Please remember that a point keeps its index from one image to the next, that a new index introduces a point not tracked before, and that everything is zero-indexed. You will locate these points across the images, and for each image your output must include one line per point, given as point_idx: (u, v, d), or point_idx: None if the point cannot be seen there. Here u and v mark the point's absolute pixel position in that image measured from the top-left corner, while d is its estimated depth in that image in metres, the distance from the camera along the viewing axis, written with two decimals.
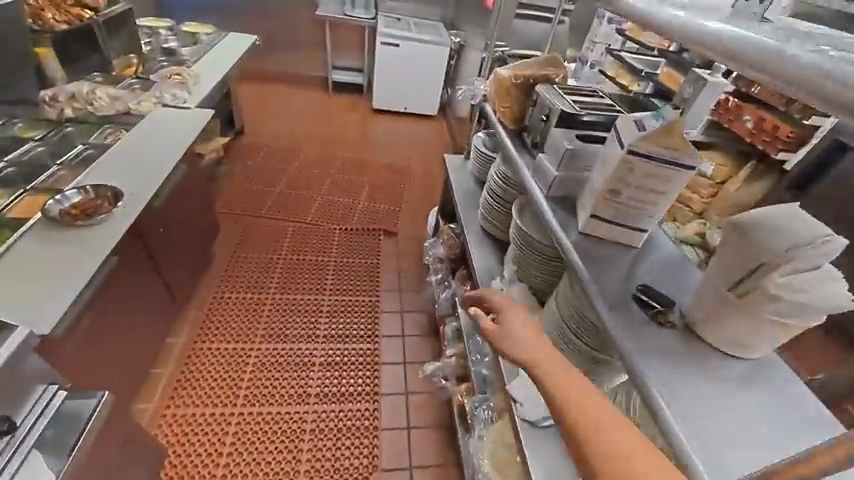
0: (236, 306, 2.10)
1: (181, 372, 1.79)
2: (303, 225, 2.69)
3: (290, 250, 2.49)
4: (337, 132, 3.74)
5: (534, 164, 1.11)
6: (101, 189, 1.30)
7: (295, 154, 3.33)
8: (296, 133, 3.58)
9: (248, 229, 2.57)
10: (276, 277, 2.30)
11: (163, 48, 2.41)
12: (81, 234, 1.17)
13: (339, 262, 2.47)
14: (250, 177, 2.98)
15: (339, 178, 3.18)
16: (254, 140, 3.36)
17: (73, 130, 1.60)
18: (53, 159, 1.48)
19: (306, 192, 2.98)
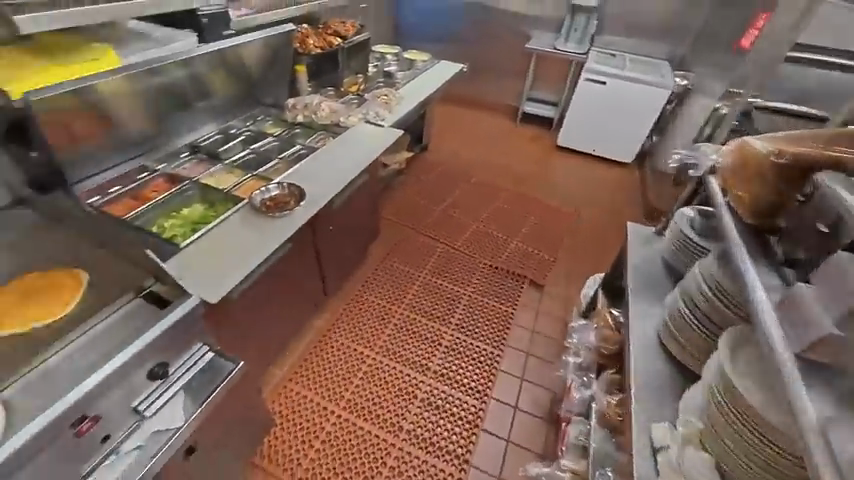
0: (369, 310, 2.23)
1: (311, 354, 1.98)
2: (451, 250, 2.68)
3: (431, 270, 2.51)
4: (512, 163, 3.65)
5: (784, 294, 0.72)
6: (292, 187, 1.52)
7: (465, 177, 3.38)
8: (472, 158, 3.65)
9: (402, 240, 2.72)
10: (411, 293, 2.35)
11: (384, 71, 2.78)
12: (266, 223, 1.38)
13: (473, 299, 2.35)
14: (419, 191, 3.17)
15: (500, 210, 3.07)
16: (434, 158, 3.57)
17: (298, 133, 1.96)
18: (277, 154, 1.83)
19: (464, 217, 2.98)
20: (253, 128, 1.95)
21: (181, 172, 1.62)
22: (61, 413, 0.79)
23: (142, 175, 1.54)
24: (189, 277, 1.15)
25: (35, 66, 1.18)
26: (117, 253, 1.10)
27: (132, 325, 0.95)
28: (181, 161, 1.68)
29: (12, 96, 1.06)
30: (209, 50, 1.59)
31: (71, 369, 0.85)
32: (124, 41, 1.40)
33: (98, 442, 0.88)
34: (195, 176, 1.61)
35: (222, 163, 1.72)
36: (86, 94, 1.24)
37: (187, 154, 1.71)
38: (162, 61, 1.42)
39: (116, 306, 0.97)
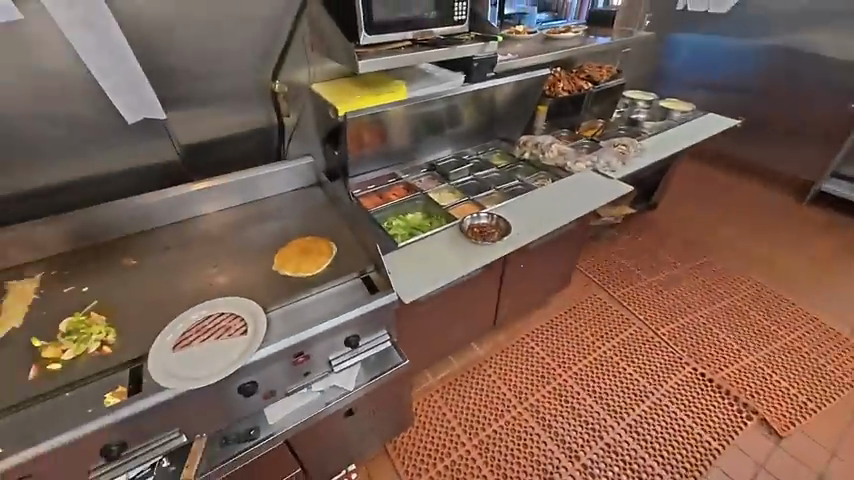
0: (532, 359, 2.09)
1: (463, 375, 2.02)
2: (651, 333, 2.22)
3: (617, 347, 2.15)
4: (776, 253, 2.73)
5: None
6: (500, 219, 1.59)
7: (696, 253, 2.74)
8: (713, 232, 2.93)
9: (592, 298, 2.42)
10: (584, 362, 2.07)
11: (630, 119, 2.55)
12: (468, 246, 1.49)
13: (662, 406, 1.88)
14: (629, 252, 2.76)
15: (737, 310, 2.35)
16: (659, 219, 3.05)
17: (520, 168, 2.03)
18: (495, 184, 1.95)
19: (681, 300, 2.41)
20: (482, 157, 2.14)
21: (416, 183, 1.94)
22: (290, 344, 1.07)
23: (390, 180, 1.93)
24: (397, 273, 1.36)
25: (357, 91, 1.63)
26: (357, 237, 1.40)
27: (348, 298, 1.19)
28: (420, 174, 2.02)
29: (337, 112, 1.51)
30: (471, 88, 1.82)
31: (305, 315, 1.13)
32: (414, 77, 1.77)
33: (300, 373, 1.17)
34: (425, 190, 1.89)
35: (448, 182, 1.96)
36: (379, 115, 1.63)
37: (426, 170, 2.04)
38: (434, 94, 1.71)
39: (344, 279, 1.24)
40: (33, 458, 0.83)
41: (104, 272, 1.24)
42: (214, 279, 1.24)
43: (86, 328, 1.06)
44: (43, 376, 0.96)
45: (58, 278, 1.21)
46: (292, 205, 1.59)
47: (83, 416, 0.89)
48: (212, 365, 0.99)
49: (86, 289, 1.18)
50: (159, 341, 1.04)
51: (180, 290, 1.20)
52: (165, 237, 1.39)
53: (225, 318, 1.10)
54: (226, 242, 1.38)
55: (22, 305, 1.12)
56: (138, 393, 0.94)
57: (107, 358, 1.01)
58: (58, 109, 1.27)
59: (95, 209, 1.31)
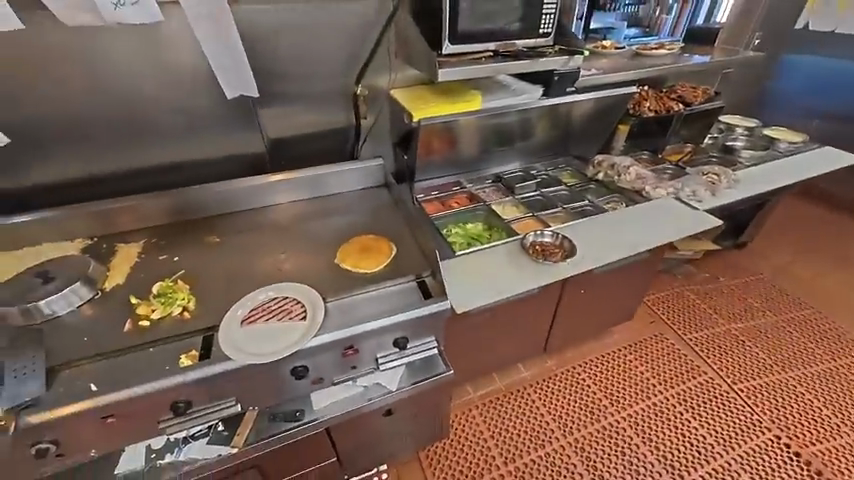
0: (582, 390, 1.96)
1: (505, 395, 1.95)
2: (726, 387, 1.96)
3: (683, 395, 1.93)
4: None
5: None
6: (565, 240, 1.52)
7: (792, 305, 2.39)
8: (816, 283, 2.54)
9: (659, 337, 2.21)
10: (642, 406, 1.89)
11: (724, 145, 2.31)
12: (528, 263, 1.44)
13: (732, 473, 1.66)
14: (708, 291, 2.49)
15: (841, 378, 2.00)
16: (748, 260, 2.71)
17: (591, 189, 1.93)
18: (562, 203, 1.87)
19: (768, 355, 2.11)
20: (551, 173, 2.07)
21: (480, 194, 1.93)
22: (342, 337, 1.11)
23: (454, 188, 1.94)
24: (453, 282, 1.36)
25: (433, 98, 1.66)
26: (417, 241, 1.42)
27: (402, 300, 1.20)
28: (484, 184, 2.00)
29: (412, 117, 1.56)
30: (548, 101, 1.77)
31: (359, 310, 1.17)
32: (490, 88, 1.76)
33: (348, 366, 1.20)
34: (488, 201, 1.87)
35: (513, 196, 1.92)
36: (452, 124, 1.65)
37: (491, 181, 2.01)
38: (509, 105, 1.69)
39: (400, 280, 1.26)
40: (124, 399, 0.96)
41: (193, 245, 1.39)
42: (283, 264, 1.33)
43: (172, 293, 1.19)
44: (135, 330, 1.10)
45: (157, 246, 1.38)
46: (358, 203, 1.66)
47: (161, 371, 1.00)
48: (272, 344, 1.06)
49: (177, 259, 1.33)
50: (230, 315, 1.13)
51: (253, 270, 1.30)
52: (246, 220, 1.52)
53: (288, 302, 1.17)
54: (296, 231, 1.48)
55: (126, 266, 1.30)
56: (208, 358, 1.03)
57: (186, 323, 1.12)
58: (175, 99, 1.45)
59: (193, 189, 1.48)
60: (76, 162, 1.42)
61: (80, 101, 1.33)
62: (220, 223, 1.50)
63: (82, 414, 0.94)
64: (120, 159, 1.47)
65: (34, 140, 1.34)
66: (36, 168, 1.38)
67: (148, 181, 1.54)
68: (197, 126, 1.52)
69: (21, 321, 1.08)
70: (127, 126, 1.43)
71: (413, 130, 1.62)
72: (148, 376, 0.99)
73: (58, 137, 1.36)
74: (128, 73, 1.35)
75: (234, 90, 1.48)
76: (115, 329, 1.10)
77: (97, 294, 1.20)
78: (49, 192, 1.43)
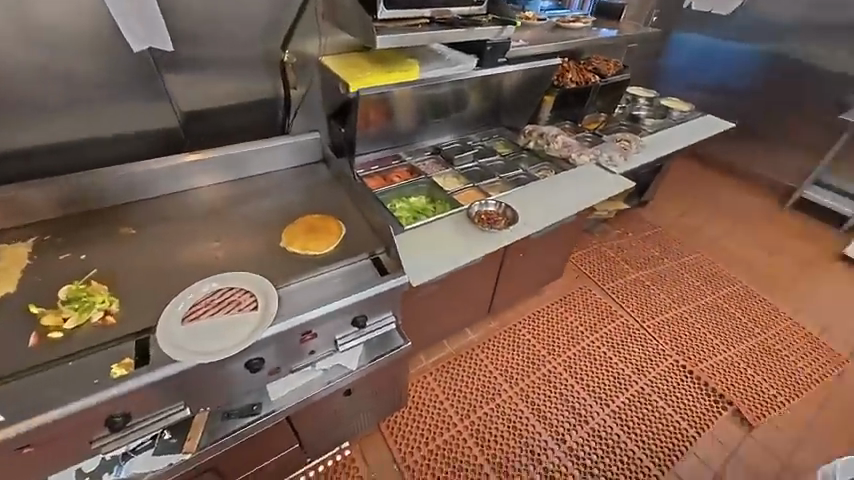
0: (523, 345, 2.14)
1: (456, 359, 2.06)
2: (637, 325, 2.30)
3: (605, 337, 2.22)
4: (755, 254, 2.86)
5: None
6: (507, 208, 1.59)
7: (684, 252, 2.83)
8: (700, 232, 3.02)
9: (583, 289, 2.48)
10: (574, 351, 2.14)
11: (631, 115, 2.57)
12: (475, 232, 1.49)
13: (645, 395, 1.97)
14: (620, 245, 2.84)
15: (718, 307, 2.46)
16: (649, 217, 3.12)
17: (524, 158, 2.04)
18: (499, 172, 1.95)
19: (667, 295, 2.50)
20: (486, 144, 2.14)
21: (420, 167, 1.92)
22: (296, 325, 1.05)
23: (394, 162, 1.90)
24: (406, 256, 1.36)
25: (368, 66, 1.58)
26: (365, 218, 1.39)
27: (357, 279, 1.18)
28: (423, 156, 2.00)
29: (348, 86, 1.48)
30: (483, 72, 1.80)
31: (313, 294, 1.12)
32: (426, 57, 1.73)
33: (306, 352, 1.17)
34: (429, 174, 1.88)
35: (452, 168, 1.95)
36: (390, 94, 1.60)
37: (430, 153, 2.02)
38: (446, 76, 1.69)
39: (354, 259, 1.23)
40: (40, 426, 0.81)
41: (102, 239, 1.19)
42: (218, 253, 1.21)
43: (86, 296, 1.02)
44: (43, 343, 0.93)
45: (53, 244, 1.16)
46: (295, 181, 1.55)
47: (88, 386, 0.87)
48: (224, 340, 0.98)
49: (83, 257, 1.14)
50: (166, 314, 1.01)
51: (184, 262, 1.17)
52: (166, 208, 1.34)
53: (233, 293, 1.08)
54: (228, 216, 1.34)
55: (16, 271, 1.08)
56: (146, 365, 0.92)
57: (110, 329, 0.98)
58: (53, 65, 1.19)
59: (92, 174, 1.25)
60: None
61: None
62: (133, 213, 1.30)
63: None
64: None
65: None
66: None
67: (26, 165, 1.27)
68: (87, 98, 1.28)
69: None
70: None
71: (350, 102, 1.54)
72: (71, 394, 0.85)
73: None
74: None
75: (144, 44, 1.28)
76: (14, 346, 0.92)
77: None
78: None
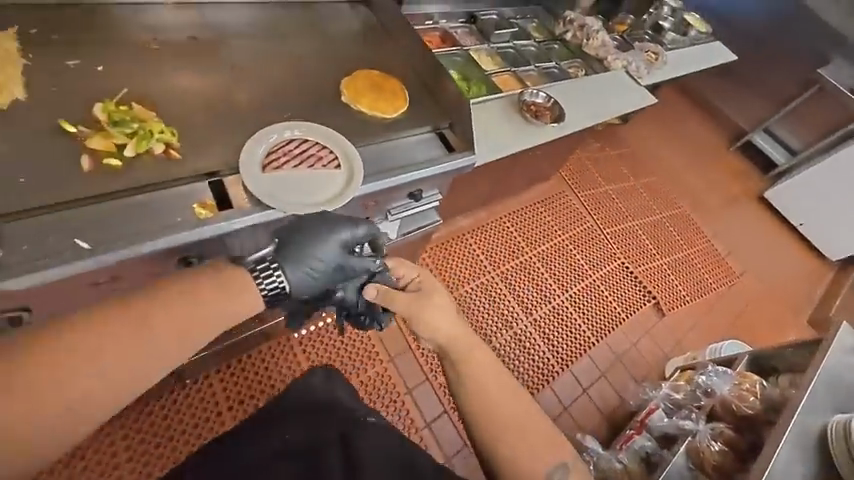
0: (506, 236, 2.36)
1: (446, 242, 2.22)
2: (599, 232, 2.61)
3: (572, 237, 2.52)
4: (702, 186, 3.19)
5: None
6: (555, 104, 1.47)
7: (649, 174, 3.09)
8: (661, 160, 3.22)
9: (561, 194, 2.67)
10: (546, 247, 2.42)
11: (657, 23, 2.45)
12: (520, 124, 1.40)
13: (597, 286, 2.38)
14: (600, 160, 2.98)
15: (665, 223, 2.85)
16: (629, 135, 3.24)
17: (557, 50, 1.93)
18: (533, 60, 1.84)
19: (627, 209, 2.81)
20: (522, 23, 1.94)
21: (453, 35, 1.75)
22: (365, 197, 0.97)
23: (425, 23, 1.71)
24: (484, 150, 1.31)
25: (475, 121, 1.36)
26: (418, 82, 1.22)
27: (410, 152, 1.09)
28: (457, 24, 1.80)
29: (399, 110, 1.11)
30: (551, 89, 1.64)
31: (370, 164, 1.02)
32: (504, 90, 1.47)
33: (362, 217, 1.16)
34: (465, 45, 1.72)
35: (488, 44, 1.79)
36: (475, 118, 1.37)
37: (465, 21, 1.81)
38: (509, 105, 1.42)
39: (415, 133, 1.11)
40: (122, 261, 0.72)
41: (113, 47, 0.93)
42: (247, 91, 1.00)
43: (140, 121, 0.81)
44: (99, 171, 0.76)
45: (48, 44, 0.87)
46: (328, 21, 1.25)
47: (168, 225, 0.76)
48: (309, 197, 0.86)
49: (100, 69, 0.88)
50: (240, 162, 0.84)
51: (213, 93, 0.96)
52: (172, 25, 1.03)
53: (307, 146, 0.90)
54: (257, 54, 1.08)
55: (13, 73, 0.80)
56: (233, 209, 0.82)
57: (175, 165, 0.81)
58: None
59: None
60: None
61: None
62: (134, 22, 0.99)
63: None
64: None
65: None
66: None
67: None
68: None
69: None
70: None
71: (442, 123, 1.16)
72: (166, 228, 0.76)
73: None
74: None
75: None
76: (55, 166, 0.73)
77: (83, 165, 0.75)
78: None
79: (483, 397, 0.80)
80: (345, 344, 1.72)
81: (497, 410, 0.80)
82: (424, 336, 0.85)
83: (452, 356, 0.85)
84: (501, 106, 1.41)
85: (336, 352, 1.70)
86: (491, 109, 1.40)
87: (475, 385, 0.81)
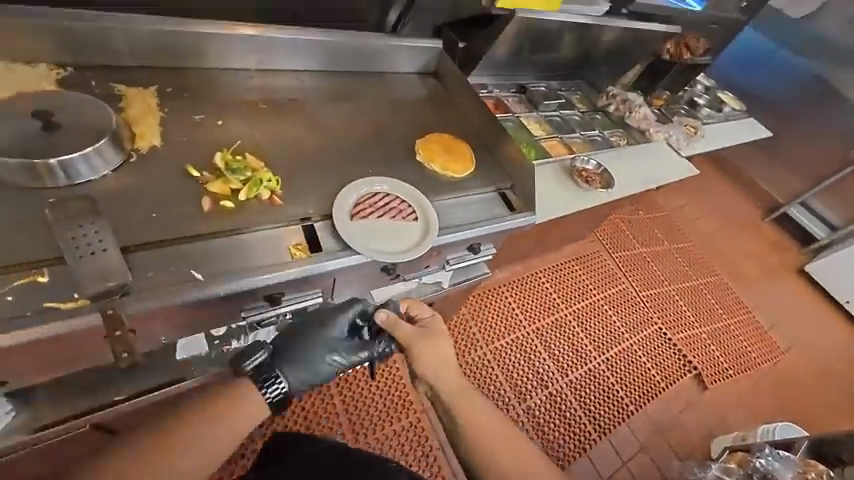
0: (541, 292, 2.37)
1: (482, 293, 2.24)
2: (635, 294, 2.59)
3: (607, 297, 2.50)
4: (739, 255, 3.15)
5: None
6: (605, 171, 1.55)
7: (684, 239, 3.09)
8: (696, 226, 3.23)
9: (596, 254, 2.69)
10: (581, 305, 2.40)
11: (692, 100, 2.59)
12: (571, 188, 1.48)
13: (634, 350, 2.31)
14: (634, 222, 3.01)
15: (702, 290, 2.79)
16: (662, 200, 3.28)
17: (601, 120, 2.06)
18: (578, 128, 1.97)
19: (663, 273, 2.79)
20: (566, 95, 2.10)
21: (506, 102, 1.90)
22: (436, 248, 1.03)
23: (481, 91, 1.86)
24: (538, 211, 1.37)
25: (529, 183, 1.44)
26: (482, 145, 1.33)
27: (475, 210, 1.16)
28: (509, 93, 1.96)
29: (466, 170, 1.20)
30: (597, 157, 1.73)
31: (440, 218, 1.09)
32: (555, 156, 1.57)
33: (422, 266, 1.22)
34: (516, 113, 1.87)
35: (536, 112, 1.93)
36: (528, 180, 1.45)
37: (516, 91, 1.98)
38: (560, 170, 1.51)
39: (479, 191, 1.20)
40: (226, 294, 0.79)
41: (227, 105, 1.07)
42: (336, 147, 1.12)
43: (252, 170, 0.92)
44: (215, 211, 0.85)
45: (179, 101, 1.02)
46: (402, 88, 1.40)
47: (267, 264, 0.84)
48: (390, 246, 0.94)
49: (219, 123, 1.02)
50: (332, 210, 0.93)
51: (306, 148, 1.08)
52: (274, 87, 1.19)
53: (390, 199, 0.99)
54: (343, 115, 1.22)
55: (153, 124, 0.94)
56: (323, 252, 0.89)
57: (276, 210, 0.91)
58: None
59: (209, 31, 1.08)
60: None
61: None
62: (245, 85, 1.15)
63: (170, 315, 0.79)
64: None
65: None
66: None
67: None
68: None
69: (27, 180, 0.77)
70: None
71: (504, 184, 1.25)
72: (265, 266, 0.83)
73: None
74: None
75: None
76: (180, 205, 0.84)
77: (203, 206, 0.85)
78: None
79: (476, 427, 0.93)
80: (380, 390, 1.71)
81: (487, 438, 0.92)
82: (419, 374, 0.99)
83: (444, 397, 0.98)
84: (553, 171, 1.50)
85: (369, 402, 1.68)
86: (544, 173, 1.49)
87: (466, 419, 0.94)
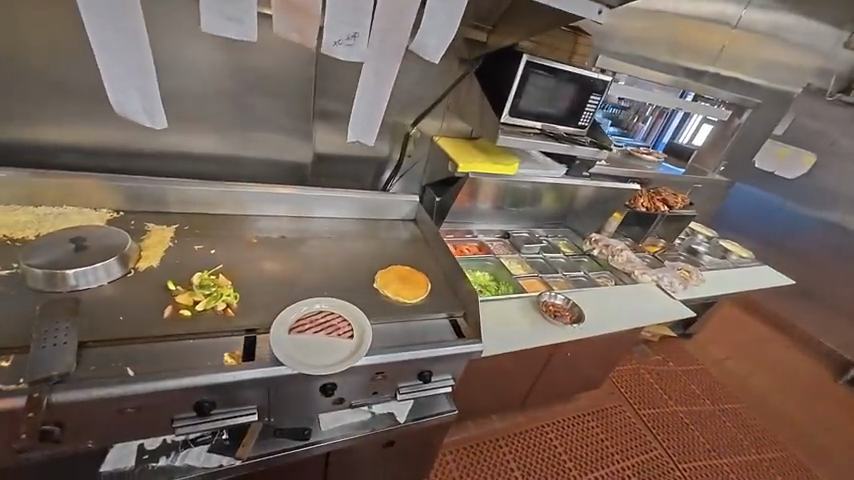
0: (548, 453, 2.04)
1: (475, 445, 1.99)
2: (672, 465, 2.13)
3: (634, 467, 2.08)
4: (810, 424, 2.59)
5: None
6: (574, 305, 1.61)
7: (729, 398, 2.65)
8: (744, 384, 2.79)
9: (616, 409, 2.37)
10: (599, 474, 2.00)
11: (690, 248, 2.65)
12: (538, 322, 1.50)
13: None
14: (662, 374, 2.70)
15: (765, 467, 2.25)
16: (694, 350, 2.98)
17: (586, 263, 2.15)
18: (562, 269, 2.06)
19: (708, 440, 2.33)
20: (551, 240, 2.27)
21: (489, 245, 2.09)
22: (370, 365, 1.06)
23: (468, 235, 2.09)
24: (499, 341, 1.38)
25: (495, 314, 1.49)
26: (443, 278, 1.46)
27: (423, 334, 1.21)
28: (494, 238, 2.17)
29: (419, 297, 1.31)
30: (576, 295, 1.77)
31: (383, 339, 1.15)
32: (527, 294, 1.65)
33: (370, 390, 1.20)
34: (499, 254, 2.04)
35: (520, 254, 2.09)
36: (491, 311, 1.50)
37: (501, 236, 2.19)
38: (528, 305, 1.57)
39: (430, 317, 1.27)
40: (148, 391, 0.85)
41: (225, 239, 1.34)
42: (304, 274, 1.30)
43: (217, 286, 1.10)
44: (173, 317, 1.00)
45: (187, 235, 1.30)
46: (381, 229, 1.65)
47: (198, 367, 0.92)
48: (319, 360, 1.00)
49: (212, 251, 1.27)
50: (274, 323, 1.05)
51: (277, 273, 1.27)
52: (269, 226, 1.48)
53: (331, 317, 1.10)
54: (321, 248, 1.44)
55: (160, 250, 1.20)
56: (253, 361, 0.96)
57: (228, 320, 1.04)
58: (235, 103, 1.44)
59: (228, 189, 1.43)
60: (102, 126, 1.32)
61: (90, 59, 1.23)
62: (246, 225, 1.45)
63: (95, 409, 0.84)
64: (148, 132, 1.39)
65: (41, 82, 1.21)
66: (49, 123, 1.27)
67: (178, 165, 1.48)
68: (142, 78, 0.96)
69: (44, 285, 0.99)
70: (163, 94, 1.34)
71: (458, 312, 1.31)
72: (195, 369, 0.91)
73: (95, 94, 1.27)
74: (193, 64, 1.33)
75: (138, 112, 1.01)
76: (148, 310, 1.00)
77: (163, 313, 1.01)
78: (49, 146, 1.30)
79: None
80: None
81: None
82: None
83: None
84: (520, 305, 1.56)
85: None
86: (510, 306, 1.55)
87: None
